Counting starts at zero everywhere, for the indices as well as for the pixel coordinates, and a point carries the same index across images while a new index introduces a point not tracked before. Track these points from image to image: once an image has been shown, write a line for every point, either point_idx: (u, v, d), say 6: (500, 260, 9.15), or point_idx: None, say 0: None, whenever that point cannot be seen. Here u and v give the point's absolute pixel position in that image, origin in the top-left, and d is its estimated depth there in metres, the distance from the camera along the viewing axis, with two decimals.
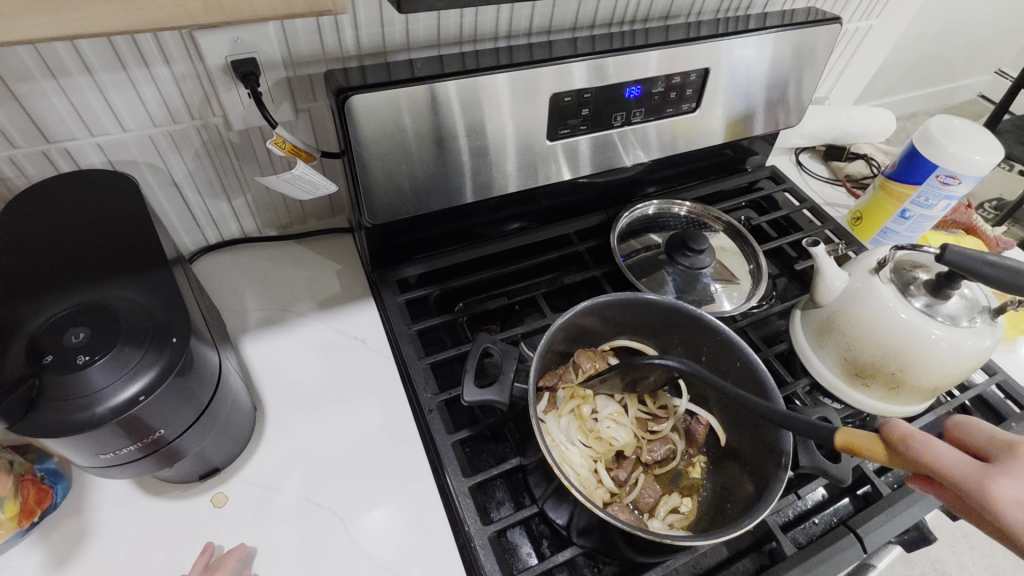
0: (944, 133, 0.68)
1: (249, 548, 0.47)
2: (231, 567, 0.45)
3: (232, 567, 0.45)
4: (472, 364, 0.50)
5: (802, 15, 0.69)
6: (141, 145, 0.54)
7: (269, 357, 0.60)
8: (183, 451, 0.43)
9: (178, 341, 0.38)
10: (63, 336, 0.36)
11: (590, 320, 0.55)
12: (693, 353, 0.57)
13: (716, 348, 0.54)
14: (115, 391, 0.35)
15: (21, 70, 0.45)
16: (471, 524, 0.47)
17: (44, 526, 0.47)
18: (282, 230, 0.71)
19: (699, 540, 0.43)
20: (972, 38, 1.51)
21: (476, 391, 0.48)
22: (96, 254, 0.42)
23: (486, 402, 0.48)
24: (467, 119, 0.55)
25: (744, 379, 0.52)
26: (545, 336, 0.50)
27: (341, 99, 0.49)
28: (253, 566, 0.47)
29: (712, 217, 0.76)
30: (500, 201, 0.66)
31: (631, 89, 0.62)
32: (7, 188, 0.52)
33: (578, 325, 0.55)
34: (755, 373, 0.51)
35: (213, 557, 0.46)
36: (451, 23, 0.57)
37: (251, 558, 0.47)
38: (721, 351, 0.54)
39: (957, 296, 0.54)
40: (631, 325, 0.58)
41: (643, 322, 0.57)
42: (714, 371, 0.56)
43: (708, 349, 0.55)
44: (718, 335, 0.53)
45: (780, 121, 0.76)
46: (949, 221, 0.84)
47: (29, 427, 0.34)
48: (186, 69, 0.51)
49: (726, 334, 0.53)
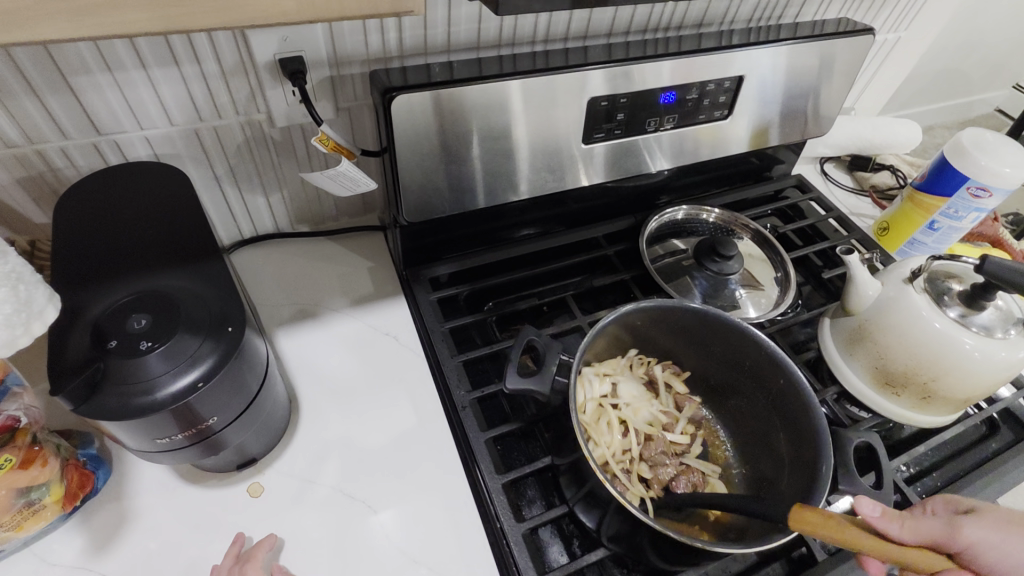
0: (976, 145, 0.68)
1: (278, 540, 0.48)
2: (261, 560, 0.45)
3: (263, 557, 0.45)
4: (516, 353, 0.51)
5: (832, 25, 0.70)
6: (187, 139, 0.55)
7: (305, 352, 0.60)
8: (227, 441, 0.44)
9: (233, 330, 0.39)
10: (125, 322, 0.37)
11: (625, 326, 0.56)
12: (736, 367, 0.57)
13: (759, 364, 0.55)
14: (175, 378, 0.36)
15: (79, 64, 0.46)
16: (504, 521, 0.48)
17: (85, 510, 0.48)
18: (315, 226, 0.72)
19: (731, 548, 0.42)
20: (993, 53, 1.50)
21: (517, 378, 0.49)
22: (150, 245, 0.43)
23: (527, 390, 0.49)
24: (504, 121, 0.56)
25: (787, 396, 0.53)
26: (589, 335, 0.51)
27: (387, 98, 0.50)
28: (283, 555, 0.47)
29: (741, 225, 0.76)
30: (529, 204, 0.67)
31: (665, 95, 0.62)
32: (57, 178, 0.53)
33: (617, 327, 0.56)
34: (801, 394, 0.51)
35: (245, 548, 0.47)
36: (490, 27, 0.58)
37: (280, 548, 0.48)
38: (764, 366, 0.54)
39: (991, 308, 0.54)
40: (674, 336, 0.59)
41: (690, 335, 0.58)
42: (756, 387, 0.56)
43: (751, 364, 0.55)
44: (762, 350, 0.54)
45: (807, 130, 0.77)
46: (974, 234, 0.84)
47: (94, 409, 0.34)
48: (234, 65, 0.52)
49: (772, 349, 0.53)
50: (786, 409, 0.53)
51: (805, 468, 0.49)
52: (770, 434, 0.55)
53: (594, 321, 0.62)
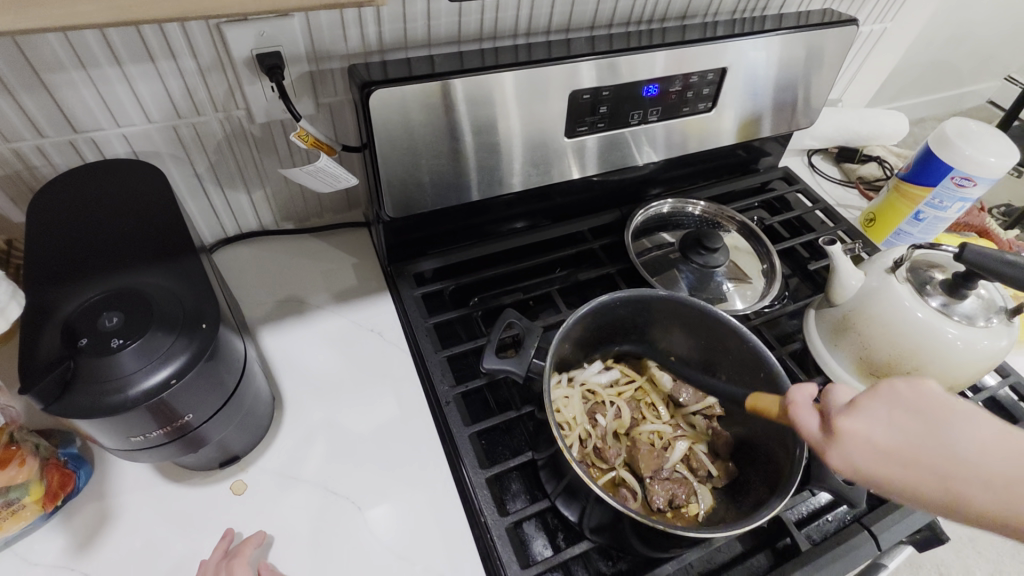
0: (960, 135, 0.68)
1: (267, 536, 0.48)
2: (249, 557, 0.45)
3: (251, 552, 0.45)
4: (494, 336, 0.51)
5: (817, 16, 0.69)
6: (166, 136, 0.55)
7: (289, 349, 0.60)
8: (206, 439, 0.43)
9: (208, 327, 0.39)
10: (97, 320, 0.37)
11: (603, 317, 0.56)
12: (718, 361, 0.57)
13: (740, 356, 0.54)
14: (148, 375, 0.36)
15: (52, 60, 0.45)
16: (487, 515, 0.48)
17: (66, 510, 0.48)
18: (299, 223, 0.71)
19: (709, 535, 0.42)
20: (982, 43, 1.50)
21: (494, 359, 0.50)
22: (126, 243, 0.43)
23: (503, 371, 0.50)
24: (485, 114, 0.56)
25: (766, 387, 0.52)
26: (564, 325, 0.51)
27: (365, 93, 0.50)
28: (270, 552, 0.47)
29: (726, 217, 0.76)
30: (514, 199, 0.67)
31: (649, 88, 0.62)
32: (34, 177, 0.52)
33: (595, 317, 0.55)
34: (778, 385, 0.51)
35: (234, 544, 0.47)
36: (471, 20, 0.58)
37: (268, 545, 0.47)
38: (744, 359, 0.54)
39: (973, 297, 0.54)
40: (656, 329, 0.59)
41: (668, 327, 0.58)
42: (735, 377, 0.56)
43: (732, 357, 0.55)
44: (742, 342, 0.53)
45: (792, 122, 0.77)
46: (961, 224, 0.84)
47: (65, 408, 0.34)
48: (211, 60, 0.51)
49: (751, 342, 0.53)
50: (764, 401, 0.52)
51: (782, 456, 0.49)
52: (749, 427, 0.55)
53: None
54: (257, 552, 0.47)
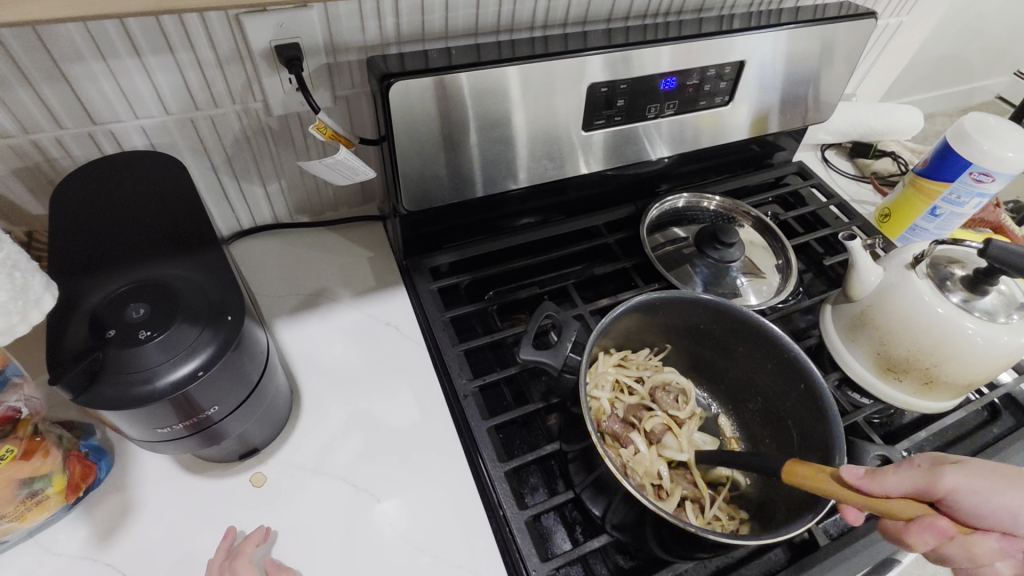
0: (979, 130, 0.67)
1: (270, 532, 0.48)
2: (251, 555, 0.45)
3: (253, 551, 0.45)
4: (532, 327, 0.51)
5: (834, 9, 0.69)
6: (183, 129, 0.55)
7: (306, 342, 0.60)
8: (228, 432, 0.43)
9: (233, 319, 0.39)
10: (124, 311, 0.37)
11: (646, 319, 0.57)
12: (756, 367, 0.57)
13: (779, 364, 0.54)
14: (173, 368, 0.36)
15: (71, 51, 0.45)
16: (507, 508, 0.48)
17: (88, 501, 0.48)
18: (314, 216, 0.71)
19: (736, 540, 0.42)
20: (995, 38, 1.48)
21: (531, 350, 0.50)
22: (148, 235, 0.43)
23: (538, 363, 0.49)
24: (501, 107, 0.55)
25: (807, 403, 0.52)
26: (605, 318, 0.51)
27: (385, 85, 0.50)
28: (273, 550, 0.47)
29: (742, 212, 0.76)
30: (528, 193, 0.67)
31: (666, 81, 0.62)
32: (53, 168, 0.52)
33: (636, 318, 0.56)
34: (820, 399, 0.51)
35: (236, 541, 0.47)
36: (489, 12, 0.57)
37: (273, 542, 0.47)
38: (784, 368, 0.54)
39: (994, 293, 0.53)
40: (691, 334, 0.59)
41: (705, 330, 0.58)
42: (771, 386, 0.56)
43: (771, 365, 0.55)
44: (785, 352, 0.53)
45: (807, 116, 0.76)
46: (976, 220, 0.83)
47: (93, 399, 0.34)
48: (230, 52, 0.51)
49: (793, 352, 0.53)
50: (802, 410, 0.53)
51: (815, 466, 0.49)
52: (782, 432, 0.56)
53: (595, 309, 0.61)
54: (261, 549, 0.47)
